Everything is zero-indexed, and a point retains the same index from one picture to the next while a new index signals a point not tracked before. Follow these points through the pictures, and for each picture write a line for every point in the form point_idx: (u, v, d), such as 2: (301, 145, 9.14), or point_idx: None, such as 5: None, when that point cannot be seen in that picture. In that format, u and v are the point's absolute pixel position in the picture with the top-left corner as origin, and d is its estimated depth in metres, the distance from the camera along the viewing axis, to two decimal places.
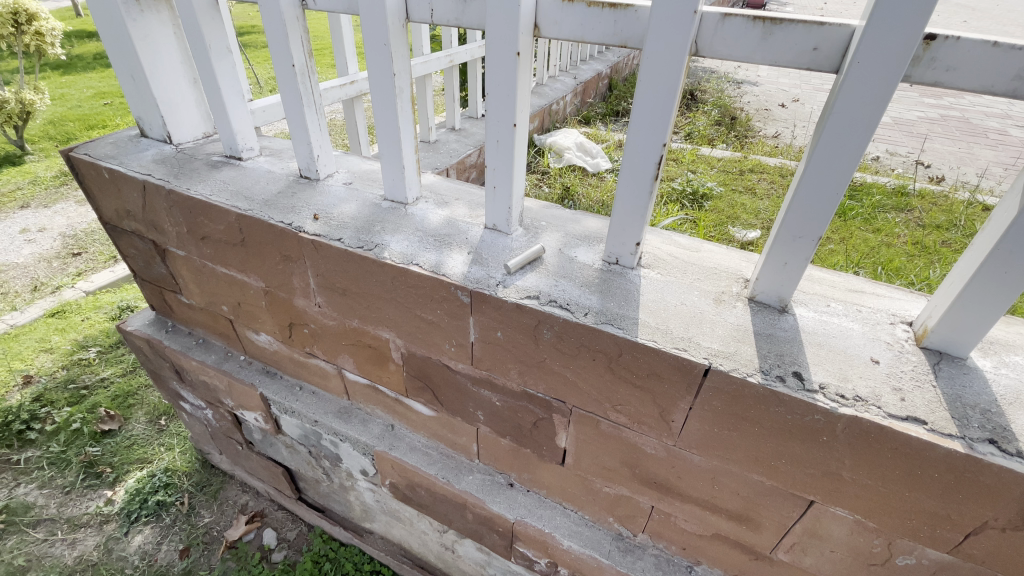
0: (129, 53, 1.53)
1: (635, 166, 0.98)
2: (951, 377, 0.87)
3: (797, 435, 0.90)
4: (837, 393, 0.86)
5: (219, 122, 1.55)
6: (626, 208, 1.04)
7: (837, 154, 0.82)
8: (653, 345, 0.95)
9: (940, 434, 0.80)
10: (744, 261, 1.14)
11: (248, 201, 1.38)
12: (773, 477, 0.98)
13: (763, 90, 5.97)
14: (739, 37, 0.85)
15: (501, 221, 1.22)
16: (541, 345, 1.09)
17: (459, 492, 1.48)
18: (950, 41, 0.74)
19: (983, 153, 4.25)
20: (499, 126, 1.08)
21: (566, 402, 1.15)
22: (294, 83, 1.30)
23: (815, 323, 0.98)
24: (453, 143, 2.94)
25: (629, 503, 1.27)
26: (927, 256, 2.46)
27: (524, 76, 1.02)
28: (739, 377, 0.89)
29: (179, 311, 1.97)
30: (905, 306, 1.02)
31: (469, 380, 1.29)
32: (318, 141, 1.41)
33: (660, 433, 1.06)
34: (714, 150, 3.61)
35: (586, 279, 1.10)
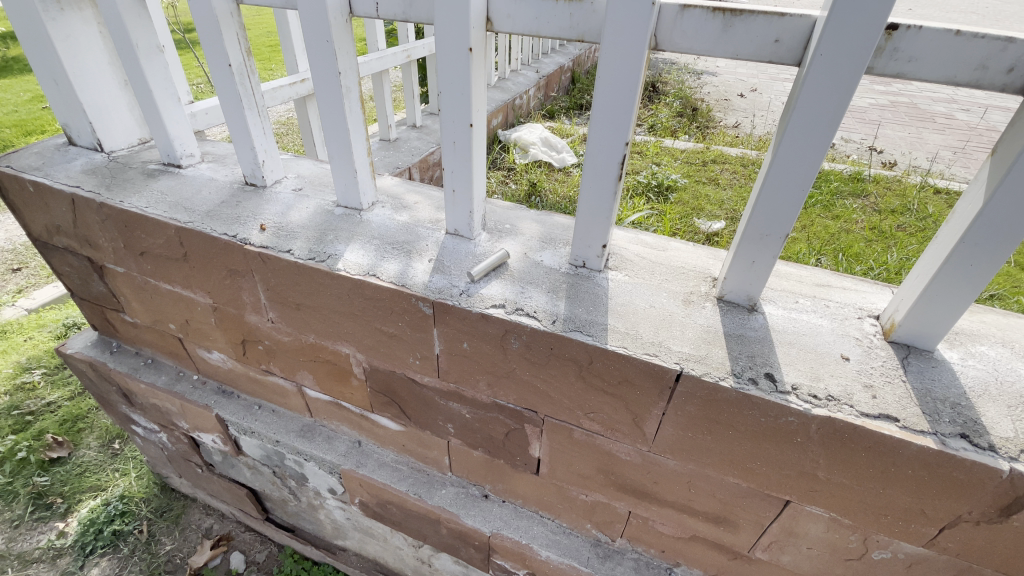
0: (49, 55, 1.39)
1: (597, 165, 0.94)
2: (920, 371, 0.87)
3: (771, 437, 0.88)
4: (810, 394, 0.84)
5: (154, 128, 1.44)
6: (590, 209, 1.00)
7: (804, 147, 0.80)
8: (623, 351, 0.92)
9: (913, 431, 0.79)
10: (711, 259, 1.11)
11: (188, 213, 1.28)
12: (748, 479, 0.96)
13: (722, 80, 6.06)
14: (698, 30, 0.82)
15: (463, 226, 1.16)
16: (509, 355, 1.04)
17: (432, 507, 1.43)
18: (912, 30, 0.73)
19: (931, 137, 4.41)
20: (454, 127, 1.03)
21: (537, 411, 1.11)
22: (232, 85, 1.21)
23: (785, 320, 0.96)
24: (415, 141, 2.85)
25: (606, 509, 1.24)
26: (884, 241, 2.53)
27: (478, 74, 0.97)
28: (711, 381, 0.87)
29: (124, 331, 1.84)
30: (871, 299, 1.02)
31: (437, 393, 1.23)
32: (263, 145, 1.31)
33: (634, 440, 1.03)
34: (677, 141, 3.63)
35: (553, 284, 1.05)
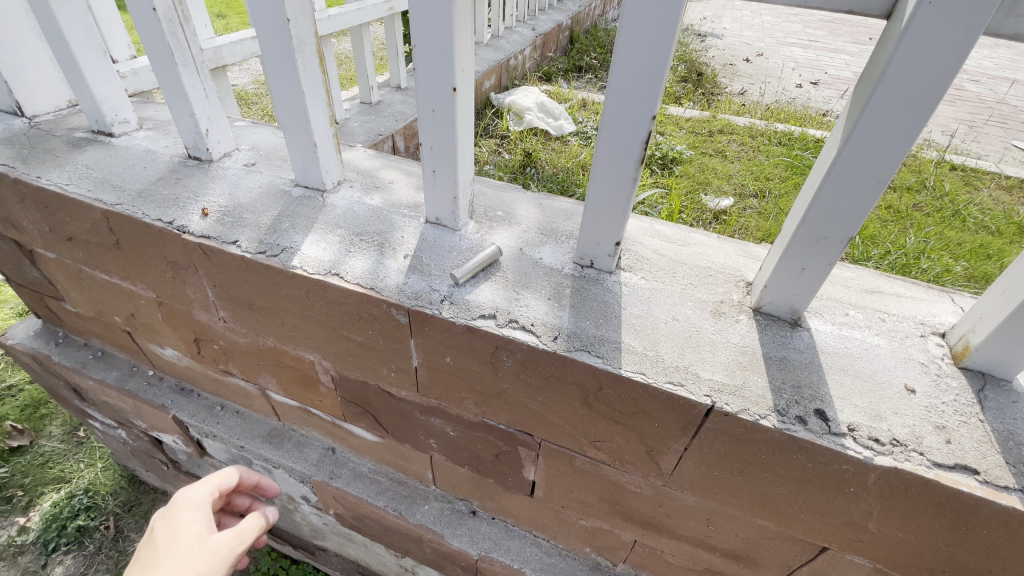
0: None
1: (613, 146, 0.75)
2: (1000, 408, 0.71)
3: (816, 483, 0.73)
4: (871, 437, 0.68)
5: (78, 88, 1.20)
6: (602, 198, 0.81)
7: (887, 128, 0.61)
8: (641, 378, 0.75)
9: (996, 488, 0.64)
10: (742, 258, 0.94)
11: (117, 193, 1.07)
12: (780, 522, 0.82)
13: (727, 43, 5.72)
14: None
15: (446, 214, 0.96)
16: (500, 374, 0.88)
17: (414, 525, 1.29)
18: None
19: (943, 109, 4.20)
20: (433, 92, 0.82)
21: (533, 435, 0.95)
22: (161, 37, 0.98)
23: (835, 339, 0.79)
24: (399, 105, 2.59)
25: (609, 536, 1.10)
26: (901, 222, 2.36)
27: (463, 24, 0.76)
28: (749, 420, 0.71)
29: (68, 320, 1.64)
30: (934, 311, 0.85)
31: (416, 409, 1.06)
32: (207, 111, 1.09)
33: (646, 472, 0.88)
34: (682, 109, 3.38)
35: (554, 288, 0.87)
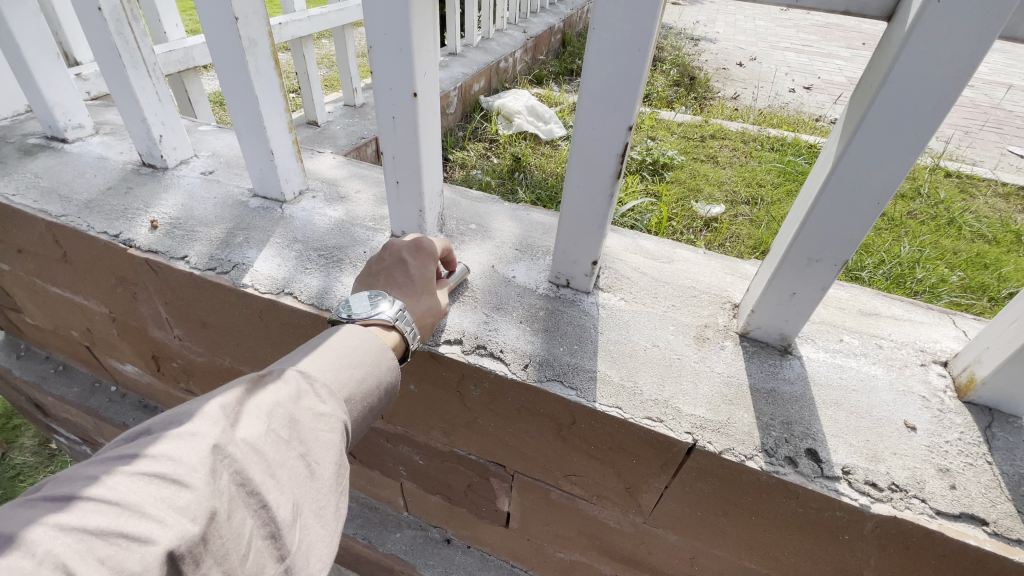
0: None
1: (587, 158, 0.68)
2: (1009, 449, 0.64)
3: (806, 529, 0.67)
4: (868, 482, 0.62)
5: (29, 92, 1.13)
6: (576, 214, 0.74)
7: (886, 143, 0.55)
8: (618, 413, 0.68)
9: (1005, 541, 0.58)
10: (729, 278, 0.87)
11: (63, 203, 1.00)
12: (769, 568, 0.75)
13: (721, 47, 5.70)
14: None
15: (412, 228, 0.89)
16: (467, 403, 0.81)
17: (385, 555, 1.22)
18: None
19: None
20: (393, 98, 0.75)
21: (506, 466, 0.89)
22: (106, 36, 0.90)
23: (827, 369, 0.73)
24: None
25: (589, 570, 1.03)
26: (896, 230, 2.31)
27: (423, 24, 0.69)
28: (734, 462, 0.64)
29: (29, 333, 1.57)
30: (934, 337, 0.79)
31: (383, 435, 0.99)
32: (160, 116, 1.02)
33: (625, 509, 0.82)
34: (674, 114, 3.33)
35: (526, 310, 0.81)
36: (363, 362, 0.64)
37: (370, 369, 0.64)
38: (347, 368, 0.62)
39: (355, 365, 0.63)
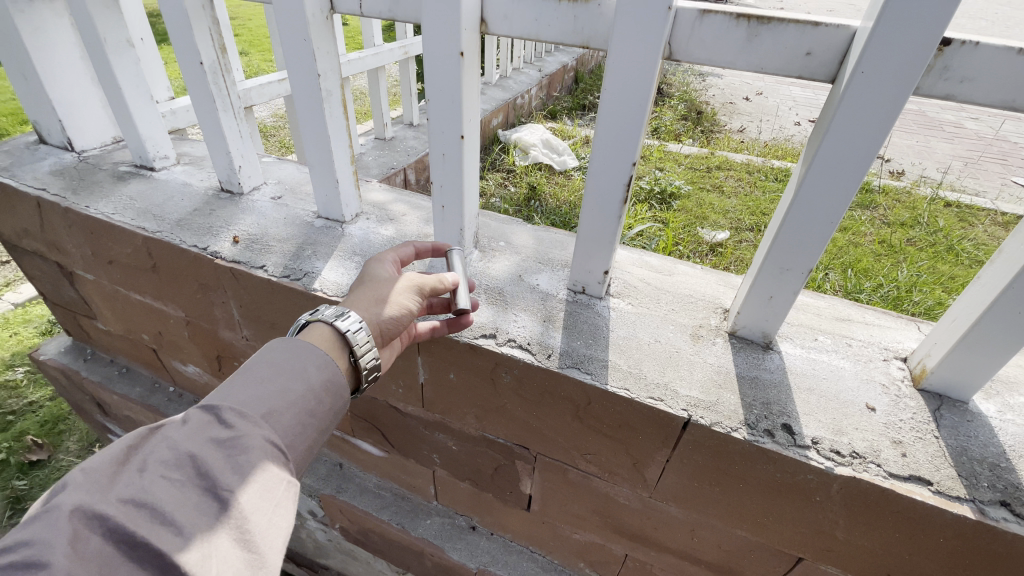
0: (12, 48, 1.30)
1: (601, 186, 0.85)
2: (954, 426, 0.77)
3: (785, 493, 0.80)
4: (832, 450, 0.75)
5: (126, 128, 1.34)
6: (591, 232, 0.91)
7: (834, 176, 0.70)
8: (625, 393, 0.83)
9: (948, 498, 0.69)
10: (722, 287, 1.02)
11: (158, 221, 1.19)
12: (757, 533, 0.88)
13: (728, 82, 5.95)
14: (719, 39, 0.73)
15: (452, 243, 1.06)
16: (498, 389, 0.96)
17: (415, 539, 1.35)
18: (968, 46, 0.62)
19: (939, 146, 4.31)
20: (443, 138, 0.93)
21: (529, 448, 1.03)
22: (205, 85, 1.11)
23: (803, 361, 0.87)
24: (411, 141, 2.75)
25: (602, 550, 1.16)
26: (894, 256, 2.44)
27: (470, 81, 0.87)
28: (722, 433, 0.78)
29: (98, 338, 1.75)
30: (898, 338, 0.92)
31: (421, 423, 1.14)
32: (240, 150, 1.22)
33: (634, 484, 0.96)
34: (682, 146, 3.53)
35: (549, 311, 0.96)
36: (280, 374, 0.71)
37: (283, 379, 0.71)
38: (258, 384, 0.69)
39: (273, 376, 0.71)
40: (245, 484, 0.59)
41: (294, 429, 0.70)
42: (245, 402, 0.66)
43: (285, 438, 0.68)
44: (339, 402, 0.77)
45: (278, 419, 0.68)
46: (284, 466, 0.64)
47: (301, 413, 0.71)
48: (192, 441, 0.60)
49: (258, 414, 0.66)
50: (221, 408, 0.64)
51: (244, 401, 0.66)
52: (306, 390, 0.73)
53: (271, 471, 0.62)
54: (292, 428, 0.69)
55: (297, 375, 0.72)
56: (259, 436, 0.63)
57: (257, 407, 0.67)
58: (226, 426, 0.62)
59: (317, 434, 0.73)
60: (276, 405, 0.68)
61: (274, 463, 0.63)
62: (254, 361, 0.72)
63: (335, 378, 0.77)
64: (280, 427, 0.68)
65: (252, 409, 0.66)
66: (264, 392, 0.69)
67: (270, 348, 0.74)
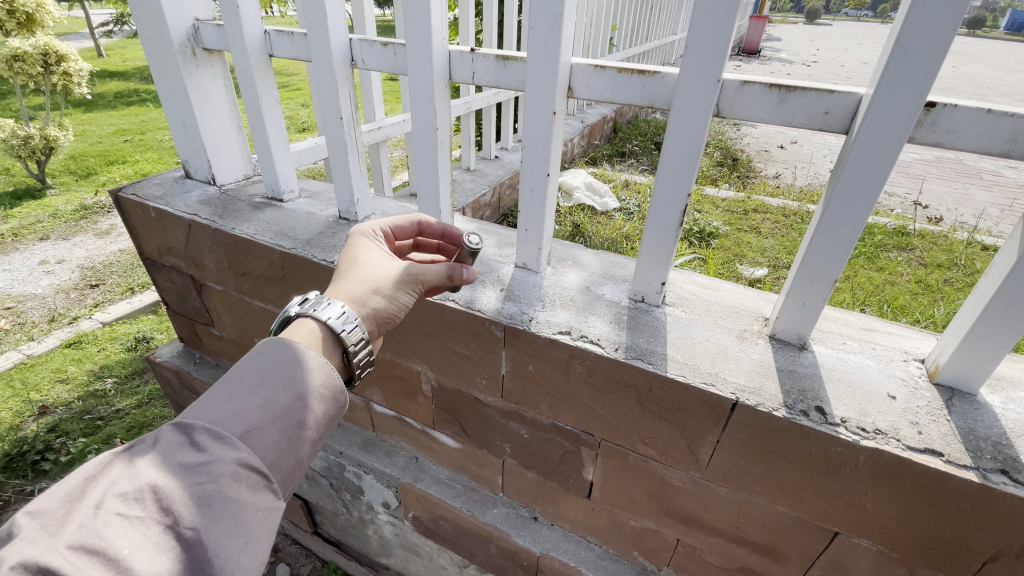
0: (184, 105, 1.65)
1: (660, 214, 1.07)
2: (963, 412, 0.93)
3: (820, 466, 0.95)
4: (858, 426, 0.91)
5: (265, 167, 1.65)
6: (651, 250, 1.12)
7: (850, 204, 0.90)
8: (682, 379, 1.01)
9: (956, 465, 0.85)
10: (762, 301, 1.21)
11: (292, 240, 1.48)
12: (798, 508, 1.03)
13: (761, 132, 6.19)
14: (756, 102, 0.96)
15: (532, 260, 1.30)
16: (572, 379, 1.16)
17: (484, 525, 1.51)
18: (948, 108, 0.84)
19: (978, 194, 4.37)
20: (533, 175, 1.18)
21: (594, 434, 1.21)
22: (341, 134, 1.41)
23: (833, 359, 1.04)
24: (470, 183, 3.06)
25: (655, 536, 1.30)
26: (931, 295, 2.53)
27: (558, 132, 1.13)
28: (765, 411, 0.95)
29: (209, 344, 2.04)
30: (917, 344, 1.08)
31: (499, 413, 1.34)
32: (359, 185, 1.51)
33: (688, 466, 1.12)
34: (718, 190, 3.73)
35: (614, 315, 1.17)
36: (264, 386, 0.81)
37: (267, 391, 0.81)
38: (245, 398, 0.79)
39: (260, 387, 0.81)
40: (208, 523, 0.67)
41: (278, 444, 0.79)
42: (229, 416, 0.76)
43: (270, 450, 0.77)
44: (331, 410, 0.88)
45: (261, 434, 0.77)
46: (259, 493, 0.74)
47: (288, 425, 0.81)
48: (159, 474, 0.68)
49: (236, 432, 0.75)
50: (200, 425, 0.75)
51: (225, 417, 0.76)
52: (294, 400, 0.83)
53: (248, 497, 0.72)
54: (277, 441, 0.78)
55: (285, 386, 0.83)
56: (232, 458, 0.73)
57: (235, 426, 0.76)
58: (202, 449, 0.72)
59: (306, 445, 0.83)
60: (259, 421, 0.78)
61: (232, 492, 0.70)
62: (252, 355, 0.86)
63: (328, 383, 0.88)
64: (265, 440, 0.77)
65: (234, 425, 0.76)
66: (248, 405, 0.78)
67: (260, 352, 0.86)
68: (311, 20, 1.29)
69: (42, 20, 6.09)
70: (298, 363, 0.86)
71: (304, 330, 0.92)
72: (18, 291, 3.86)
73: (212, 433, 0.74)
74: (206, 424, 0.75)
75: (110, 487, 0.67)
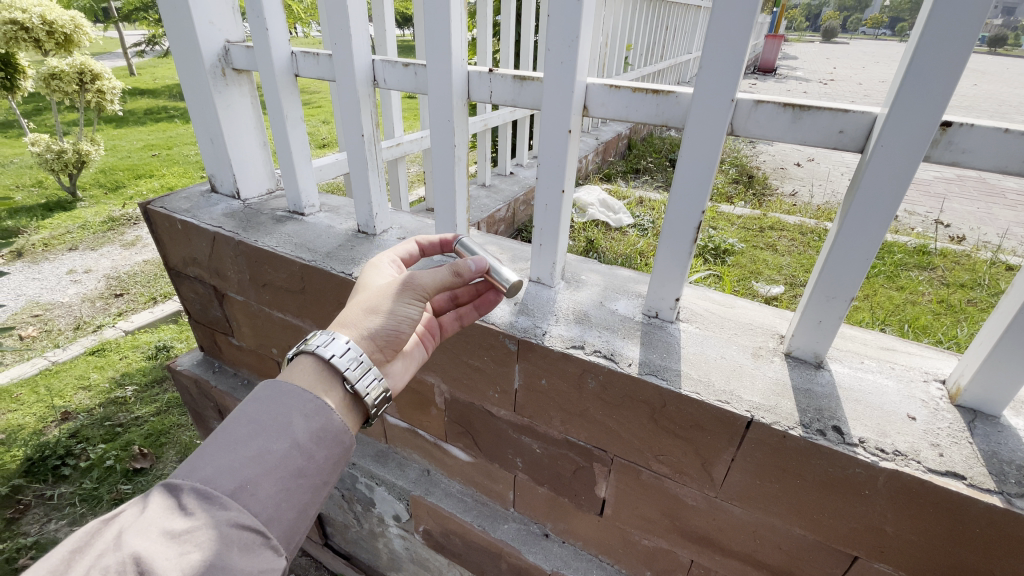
0: (212, 122, 1.71)
1: (674, 230, 1.08)
2: (986, 434, 0.91)
3: (839, 488, 0.94)
4: (877, 447, 0.90)
5: (287, 182, 1.70)
6: (665, 267, 1.12)
7: (866, 222, 0.90)
8: (696, 396, 1.01)
9: (979, 489, 0.83)
10: (777, 318, 1.21)
11: (311, 253, 1.52)
12: (815, 530, 1.01)
13: (777, 149, 6.17)
14: (770, 121, 0.97)
15: (546, 275, 1.31)
16: (585, 394, 1.16)
17: (495, 540, 1.51)
18: (966, 127, 0.84)
19: (1002, 212, 4.28)
20: (548, 191, 1.20)
21: (607, 450, 1.21)
22: (362, 151, 1.45)
23: (850, 378, 1.03)
24: (485, 198, 3.09)
25: (668, 557, 1.28)
26: (953, 315, 2.47)
27: (573, 150, 1.15)
28: (781, 430, 0.94)
29: (228, 353, 2.09)
30: (937, 365, 1.07)
31: (511, 427, 1.34)
32: (378, 200, 1.55)
33: (702, 484, 1.10)
34: (734, 207, 3.72)
35: (628, 330, 1.17)
36: (258, 436, 0.83)
37: (260, 442, 0.82)
38: (237, 452, 0.80)
39: (254, 437, 0.83)
40: None
41: (275, 496, 0.81)
42: (221, 472, 0.78)
43: (266, 502, 0.80)
44: (332, 451, 0.89)
45: (255, 488, 0.79)
46: (251, 554, 0.75)
47: (285, 475, 0.83)
48: (142, 543, 0.69)
49: (228, 490, 0.77)
50: (190, 484, 0.76)
51: (215, 474, 0.78)
52: (291, 448, 0.84)
53: (239, 561, 0.73)
54: (273, 492, 0.81)
55: (280, 434, 0.84)
56: (222, 518, 0.75)
57: (228, 483, 0.78)
58: (190, 513, 0.74)
59: (306, 492, 0.85)
60: (253, 476, 0.79)
61: (221, 556, 0.71)
62: (249, 402, 0.87)
63: (326, 427, 0.89)
64: (259, 492, 0.79)
65: (226, 482, 0.78)
66: (241, 458, 0.80)
67: (254, 399, 0.87)
68: (336, 41, 1.34)
69: (78, 41, 6.37)
70: (294, 408, 0.87)
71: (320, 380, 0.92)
72: (46, 299, 3.99)
73: (200, 493, 0.75)
74: (196, 481, 0.77)
75: (94, 560, 0.66)
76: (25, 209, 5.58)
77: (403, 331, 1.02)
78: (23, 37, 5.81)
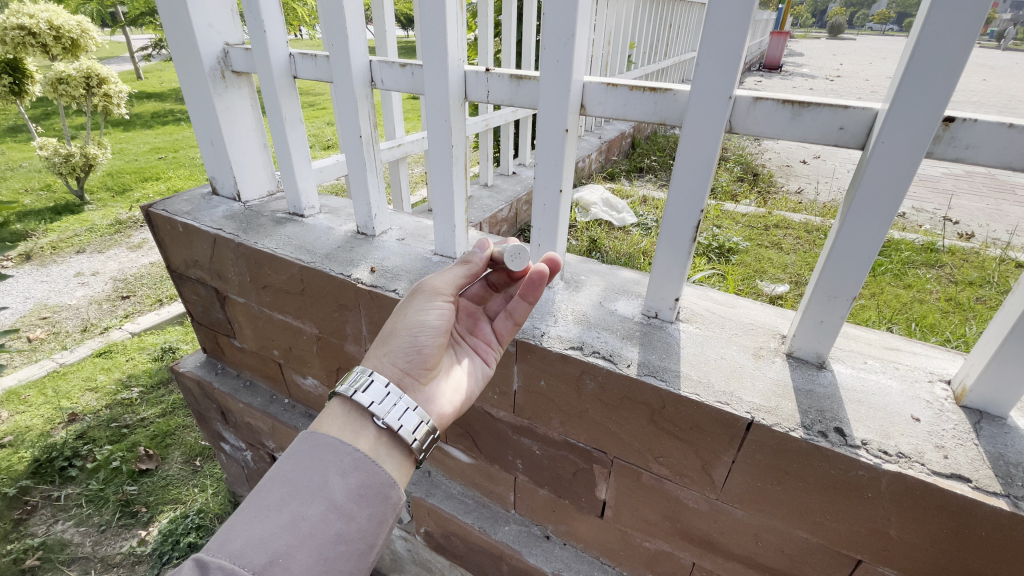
0: (212, 124, 1.71)
1: (671, 230, 1.07)
2: (992, 436, 0.89)
3: (842, 490, 0.92)
4: (881, 449, 0.88)
5: (287, 183, 1.70)
6: (664, 267, 1.11)
7: (868, 220, 0.88)
8: (696, 397, 1.00)
9: (985, 492, 0.81)
10: (779, 318, 1.19)
11: (311, 255, 1.51)
12: (818, 533, 0.99)
13: (783, 146, 6.12)
14: (770, 117, 0.95)
15: None
16: (583, 396, 1.15)
17: (496, 542, 1.50)
18: (968, 122, 0.82)
19: (1012, 208, 4.22)
20: (545, 191, 1.19)
21: (607, 452, 1.20)
22: (360, 152, 1.45)
23: (852, 378, 1.02)
24: (487, 199, 3.08)
25: (670, 559, 1.27)
26: (962, 313, 2.43)
27: (570, 150, 1.14)
28: (783, 431, 0.93)
29: (229, 355, 2.09)
30: (942, 365, 1.05)
31: (510, 428, 1.34)
32: (376, 201, 1.54)
33: (702, 486, 1.09)
34: (738, 205, 3.69)
35: (627, 331, 1.16)
36: (294, 499, 0.81)
37: (295, 506, 0.81)
38: (269, 519, 0.79)
39: (289, 501, 0.81)
40: None
41: (312, 566, 0.78)
42: (250, 546, 0.76)
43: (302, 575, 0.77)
44: (375, 509, 0.86)
45: (288, 561, 0.76)
46: None
47: (323, 541, 0.80)
48: None
49: (259, 566, 0.74)
50: (217, 561, 0.74)
51: (245, 548, 0.75)
52: (329, 508, 0.82)
53: None
54: (309, 562, 0.78)
55: (317, 496, 0.82)
56: None
57: (260, 555, 0.75)
58: None
59: (348, 561, 0.81)
60: (285, 548, 0.77)
61: None
62: (284, 458, 0.87)
63: (366, 483, 0.87)
64: (292, 565, 0.76)
65: (256, 557, 0.75)
66: (274, 527, 0.78)
67: (290, 456, 0.86)
68: (333, 42, 1.34)
69: (85, 45, 6.42)
70: (331, 464, 0.86)
71: (342, 418, 0.93)
72: (53, 302, 4.02)
73: (226, 571, 0.73)
74: (224, 556, 0.75)
75: None
76: (34, 212, 5.64)
77: (421, 343, 1.01)
78: (30, 41, 5.87)
